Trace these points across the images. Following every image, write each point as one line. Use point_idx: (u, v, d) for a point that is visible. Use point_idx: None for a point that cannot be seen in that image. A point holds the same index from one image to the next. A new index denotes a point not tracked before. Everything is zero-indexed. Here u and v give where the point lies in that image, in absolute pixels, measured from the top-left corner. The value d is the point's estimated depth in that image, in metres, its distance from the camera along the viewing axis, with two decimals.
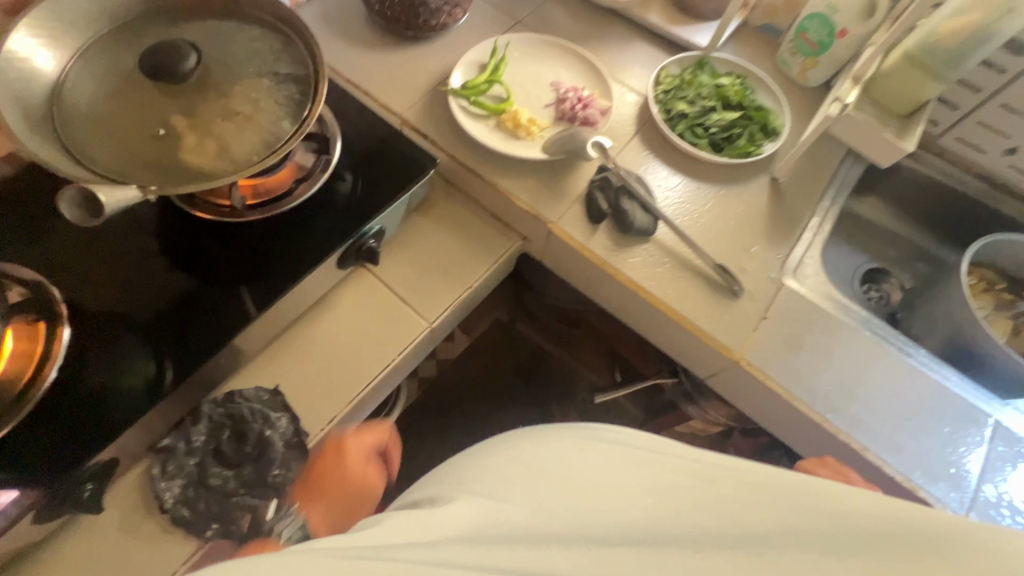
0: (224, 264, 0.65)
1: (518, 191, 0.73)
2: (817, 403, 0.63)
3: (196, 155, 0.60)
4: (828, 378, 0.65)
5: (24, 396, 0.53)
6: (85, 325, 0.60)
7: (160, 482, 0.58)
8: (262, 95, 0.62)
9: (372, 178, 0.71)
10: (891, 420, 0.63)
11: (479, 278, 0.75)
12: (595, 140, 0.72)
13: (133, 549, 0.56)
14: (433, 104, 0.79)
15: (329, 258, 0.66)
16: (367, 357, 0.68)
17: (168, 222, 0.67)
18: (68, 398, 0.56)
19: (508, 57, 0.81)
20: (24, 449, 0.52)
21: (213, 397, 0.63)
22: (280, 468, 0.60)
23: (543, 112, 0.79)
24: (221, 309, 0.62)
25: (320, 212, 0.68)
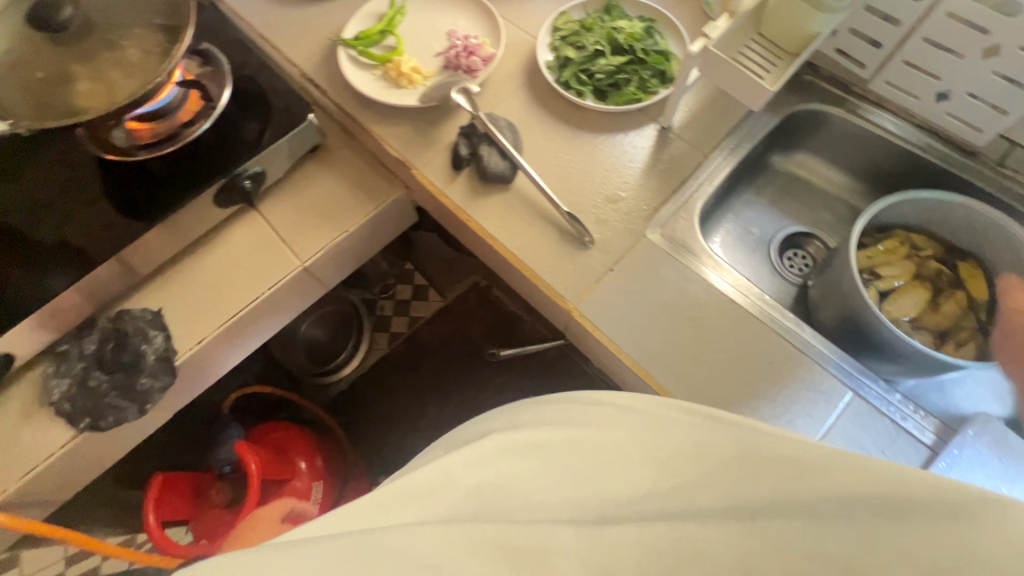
0: (116, 197, 0.73)
1: (390, 138, 0.75)
2: (642, 357, 0.61)
3: (81, 96, 0.68)
4: (664, 332, 0.62)
5: None
6: (2, 246, 0.70)
7: (52, 379, 0.69)
8: (147, 45, 0.70)
9: (254, 125, 0.76)
10: (726, 384, 0.60)
11: (357, 223, 0.78)
12: (461, 86, 0.72)
13: (26, 432, 0.67)
14: (329, 55, 0.82)
15: (204, 195, 0.72)
16: (242, 290, 0.75)
17: (79, 159, 0.76)
18: None
19: (407, 8, 0.82)
20: None
21: (109, 314, 0.73)
22: (148, 378, 0.69)
23: (431, 61, 0.79)
24: (105, 237, 0.70)
25: (201, 153, 0.74)
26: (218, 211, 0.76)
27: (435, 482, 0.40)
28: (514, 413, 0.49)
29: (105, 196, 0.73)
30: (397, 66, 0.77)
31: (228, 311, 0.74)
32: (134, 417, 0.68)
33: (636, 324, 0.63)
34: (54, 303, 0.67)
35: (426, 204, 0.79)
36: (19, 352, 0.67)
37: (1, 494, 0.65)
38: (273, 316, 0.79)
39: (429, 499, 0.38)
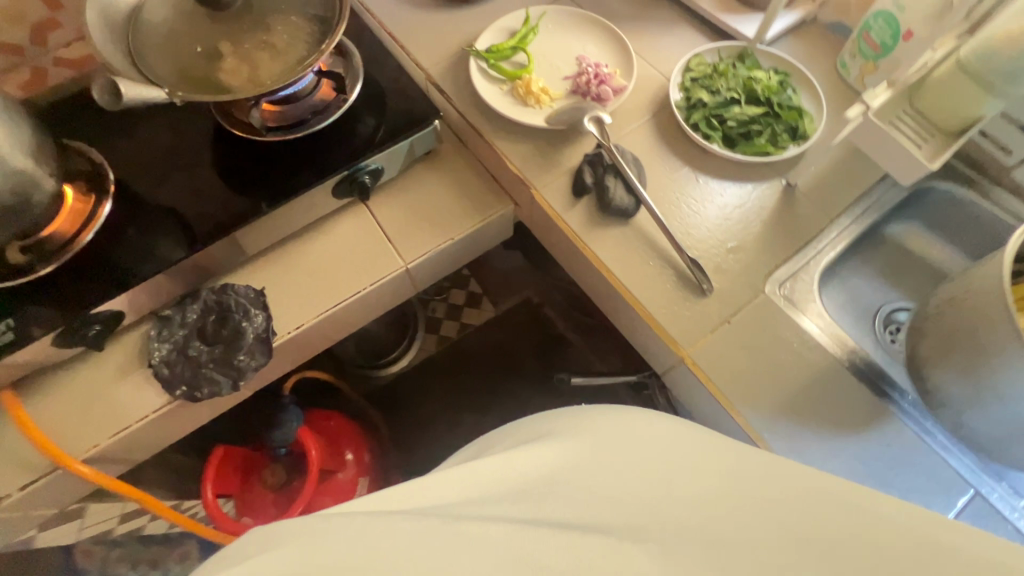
0: (239, 174, 0.74)
1: (512, 154, 0.75)
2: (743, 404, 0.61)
3: (228, 74, 0.69)
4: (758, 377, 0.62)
5: (65, 249, 0.67)
6: (128, 205, 0.72)
7: (153, 342, 0.70)
8: (294, 32, 0.71)
9: (380, 121, 0.77)
10: (811, 439, 0.59)
11: (462, 232, 0.78)
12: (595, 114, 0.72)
13: (122, 391, 0.68)
14: (457, 62, 0.82)
15: (325, 185, 0.73)
16: (344, 282, 0.75)
17: (207, 132, 0.78)
18: (92, 259, 0.68)
19: (539, 29, 0.83)
20: (56, 289, 0.66)
21: (213, 286, 0.74)
22: (245, 356, 0.69)
23: (559, 83, 0.79)
24: (227, 213, 0.71)
25: (326, 142, 0.75)
26: (332, 201, 0.77)
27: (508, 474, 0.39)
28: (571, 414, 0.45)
29: (230, 171, 0.74)
30: (528, 84, 0.77)
31: (328, 301, 0.74)
32: (226, 392, 0.69)
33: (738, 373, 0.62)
34: (170, 270, 0.68)
35: (533, 224, 0.79)
36: (130, 311, 0.69)
37: (92, 448, 0.66)
38: (366, 312, 0.79)
39: (502, 488, 0.37)
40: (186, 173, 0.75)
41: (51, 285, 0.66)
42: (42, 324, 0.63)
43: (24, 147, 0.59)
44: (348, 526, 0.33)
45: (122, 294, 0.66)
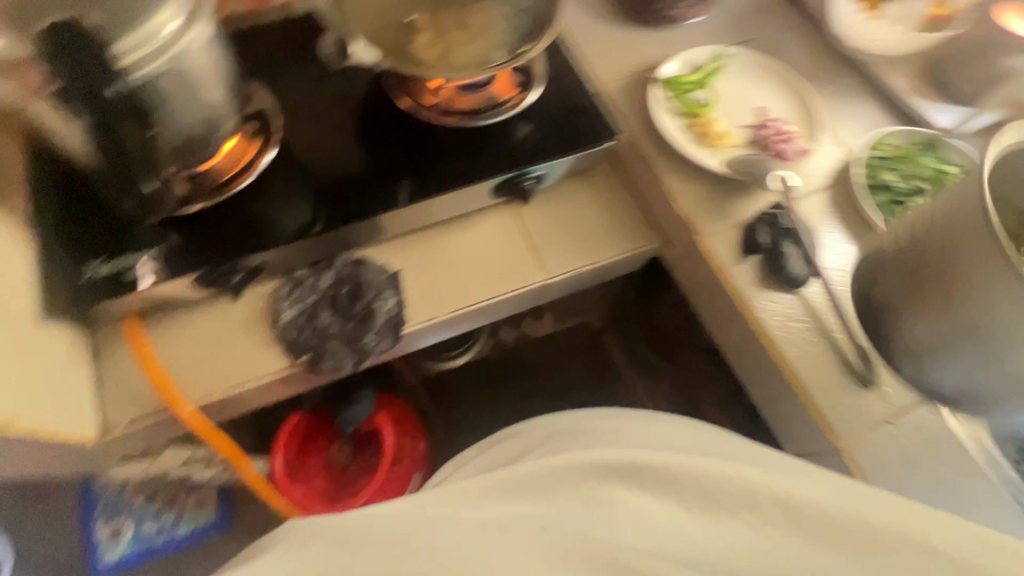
0: (402, 151, 0.72)
1: (681, 194, 0.72)
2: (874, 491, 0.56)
3: (423, 47, 0.66)
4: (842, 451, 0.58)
5: (221, 189, 0.66)
6: (289, 159, 0.70)
7: (282, 302, 0.67)
8: (497, 21, 0.69)
9: (551, 128, 0.74)
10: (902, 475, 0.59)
11: (606, 258, 0.75)
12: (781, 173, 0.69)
13: (243, 346, 0.65)
14: (635, 85, 0.80)
15: (488, 182, 0.71)
16: (481, 283, 0.72)
17: (375, 100, 0.75)
18: (245, 206, 0.66)
19: (724, 70, 0.80)
20: (206, 228, 0.64)
21: (348, 257, 0.71)
22: (373, 338, 0.67)
23: (738, 131, 0.76)
24: (386, 188, 0.69)
25: (494, 139, 0.73)
26: (485, 199, 0.74)
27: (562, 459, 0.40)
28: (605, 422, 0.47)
29: (394, 147, 0.72)
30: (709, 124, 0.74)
31: (461, 300, 0.71)
32: (347, 370, 0.66)
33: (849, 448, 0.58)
34: (321, 235, 0.67)
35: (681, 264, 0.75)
36: (271, 266, 0.67)
37: (205, 397, 0.63)
38: (490, 317, 0.76)
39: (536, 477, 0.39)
40: (348, 139, 0.73)
41: (202, 224, 0.64)
42: (191, 263, 0.62)
43: (222, 85, 0.57)
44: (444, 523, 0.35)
45: (271, 249, 0.64)
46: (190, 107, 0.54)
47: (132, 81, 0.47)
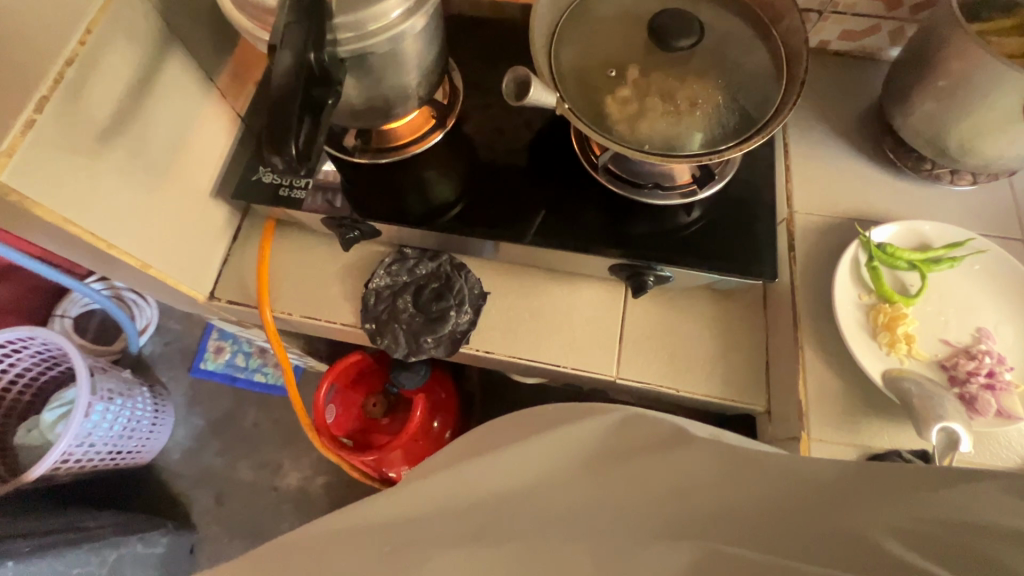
0: (551, 188, 0.71)
1: (812, 376, 0.60)
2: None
3: (616, 103, 0.63)
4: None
5: (385, 152, 0.72)
6: (452, 150, 0.74)
7: (380, 269, 0.71)
8: (707, 104, 0.62)
9: (706, 234, 0.67)
10: None
11: (691, 391, 0.66)
12: (951, 428, 0.51)
13: (334, 288, 0.72)
14: (834, 229, 0.67)
15: (611, 257, 0.66)
16: (552, 345, 0.69)
17: (554, 128, 0.75)
18: (397, 174, 0.72)
19: (961, 262, 0.63)
20: (357, 179, 0.71)
21: (454, 257, 0.73)
22: (432, 341, 0.68)
23: (932, 341, 0.60)
24: (516, 216, 0.69)
25: (643, 218, 0.68)
26: (603, 269, 0.70)
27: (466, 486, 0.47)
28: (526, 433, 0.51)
29: (545, 181, 0.72)
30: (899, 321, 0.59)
31: (524, 351, 0.69)
32: (397, 354, 0.69)
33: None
34: (437, 230, 0.69)
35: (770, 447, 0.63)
36: (387, 233, 0.71)
37: (286, 313, 0.71)
38: (548, 378, 0.73)
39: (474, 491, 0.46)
40: (511, 153, 0.74)
41: (356, 175, 0.71)
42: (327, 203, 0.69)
43: (420, 70, 0.61)
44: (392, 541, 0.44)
45: (394, 222, 0.68)
46: (385, 82, 0.59)
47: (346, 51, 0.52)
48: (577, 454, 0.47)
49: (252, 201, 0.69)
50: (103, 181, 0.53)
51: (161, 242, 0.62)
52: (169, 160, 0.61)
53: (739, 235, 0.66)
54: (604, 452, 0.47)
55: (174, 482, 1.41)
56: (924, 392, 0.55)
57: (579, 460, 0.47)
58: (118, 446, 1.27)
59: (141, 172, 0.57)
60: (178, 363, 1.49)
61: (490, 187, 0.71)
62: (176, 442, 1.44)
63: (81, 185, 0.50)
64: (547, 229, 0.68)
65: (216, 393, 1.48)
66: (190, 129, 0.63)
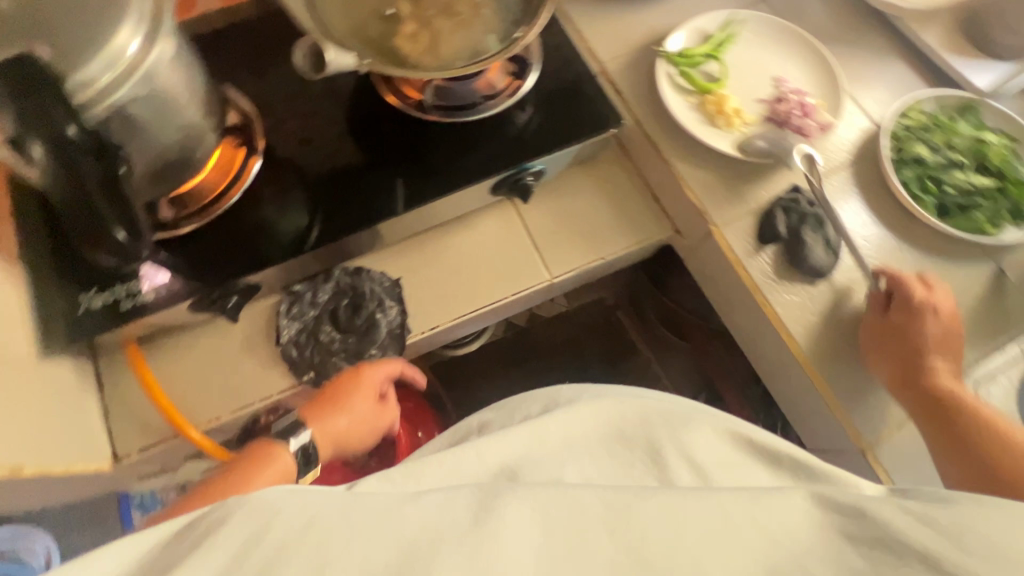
0: (396, 152, 0.69)
1: (692, 181, 0.68)
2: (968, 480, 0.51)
3: (407, 40, 0.62)
4: (951, 401, 0.55)
5: (210, 207, 0.63)
6: (277, 170, 0.68)
7: (282, 318, 0.65)
8: (485, 3, 0.64)
9: (549, 117, 0.70)
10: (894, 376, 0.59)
11: (613, 253, 0.71)
12: (804, 148, 0.65)
13: (247, 366, 0.64)
14: (639, 60, 0.74)
15: (486, 181, 0.67)
16: (483, 287, 0.69)
17: (362, 99, 0.72)
18: (237, 220, 0.64)
19: (737, 36, 0.74)
20: (198, 248, 0.62)
21: (346, 266, 0.69)
22: (378, 351, 0.65)
23: (752, 105, 0.71)
24: (382, 194, 0.67)
25: (491, 133, 0.69)
26: (485, 197, 0.71)
27: (505, 453, 0.43)
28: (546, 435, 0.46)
29: (385, 149, 0.69)
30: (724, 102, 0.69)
31: (465, 306, 0.68)
32: None
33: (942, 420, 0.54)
34: (315, 249, 0.64)
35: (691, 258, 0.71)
36: (265, 282, 0.64)
37: (213, 420, 0.63)
38: (498, 318, 0.74)
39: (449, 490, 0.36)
40: (337, 142, 0.70)
41: (195, 244, 0.62)
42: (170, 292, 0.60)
43: (199, 100, 0.54)
44: (407, 501, 0.34)
45: (267, 266, 0.62)
46: (170, 127, 0.51)
47: (99, 112, 0.44)
48: (602, 430, 0.47)
49: (95, 334, 0.58)
50: None
51: (19, 435, 0.50)
52: None
53: (575, 103, 0.70)
54: (637, 443, 0.45)
55: None
56: (771, 144, 0.67)
57: (605, 460, 0.44)
58: None
59: None
60: None
61: (338, 182, 0.67)
62: None
63: None
64: (416, 187, 0.67)
65: None
66: None
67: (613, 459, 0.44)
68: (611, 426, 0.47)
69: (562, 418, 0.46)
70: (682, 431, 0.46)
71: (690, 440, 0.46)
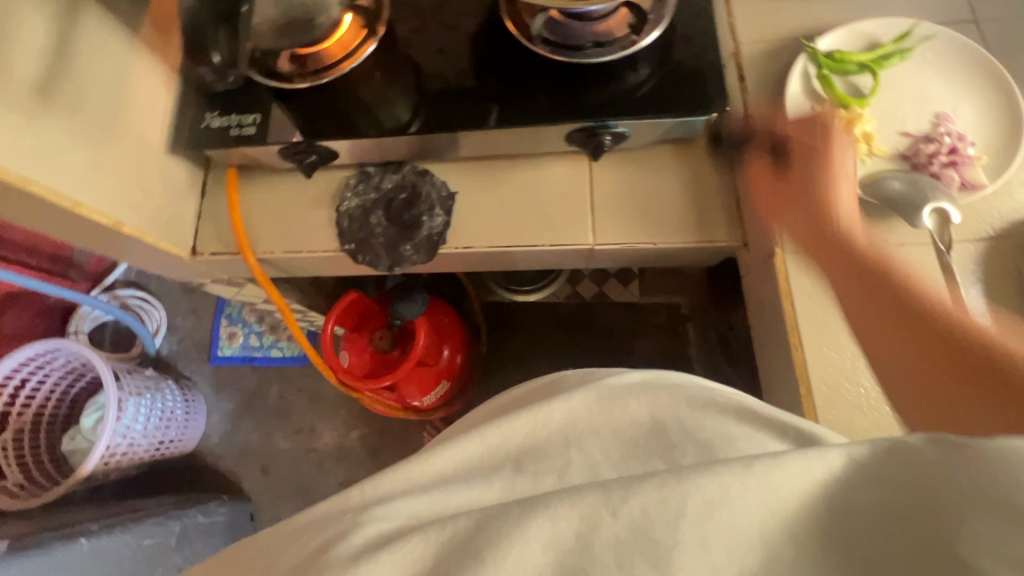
0: (495, 75, 0.70)
1: None
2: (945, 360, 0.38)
3: None
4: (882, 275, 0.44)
5: (316, 73, 0.69)
6: (390, 60, 0.74)
7: (347, 192, 0.73)
8: None
9: (657, 86, 0.67)
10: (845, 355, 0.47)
11: (668, 243, 0.68)
12: (943, 206, 0.54)
13: (308, 219, 0.73)
14: (781, 53, 0.67)
15: (565, 126, 0.67)
16: (526, 228, 0.70)
17: (489, 17, 0.74)
18: (340, 93, 0.71)
19: (913, 53, 0.62)
20: (299, 105, 0.71)
21: (416, 167, 0.74)
22: (412, 248, 0.70)
23: (893, 136, 0.60)
24: (466, 109, 0.69)
25: (590, 83, 0.68)
26: (562, 144, 0.70)
27: (509, 436, 0.45)
28: (540, 415, 0.45)
29: (487, 69, 0.71)
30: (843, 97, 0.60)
31: (502, 239, 0.70)
32: (381, 268, 0.71)
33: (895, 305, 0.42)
34: (387, 136, 0.69)
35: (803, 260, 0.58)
36: (344, 154, 0.72)
37: (269, 252, 0.73)
38: (532, 265, 0.75)
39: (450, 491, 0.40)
40: (450, 51, 0.73)
41: (302, 100, 0.70)
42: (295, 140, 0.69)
43: None
44: (402, 506, 0.39)
45: (344, 137, 0.68)
46: None
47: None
48: (611, 404, 0.45)
49: (204, 147, 0.69)
50: (54, 137, 0.54)
51: (128, 199, 0.63)
52: (110, 111, 0.61)
53: (686, 77, 0.66)
54: (645, 424, 0.43)
55: (218, 464, 1.48)
56: (908, 188, 0.57)
57: (610, 440, 0.42)
58: (160, 437, 1.34)
59: (85, 126, 0.58)
60: (198, 358, 1.57)
61: (436, 88, 0.71)
62: (211, 429, 1.50)
63: (22, 142, 0.51)
64: (498, 111, 0.68)
65: (238, 376, 1.55)
66: (127, 85, 0.63)
67: (617, 436, 0.42)
68: (605, 413, 0.44)
69: (558, 407, 0.45)
70: (712, 416, 0.42)
71: (704, 422, 0.42)
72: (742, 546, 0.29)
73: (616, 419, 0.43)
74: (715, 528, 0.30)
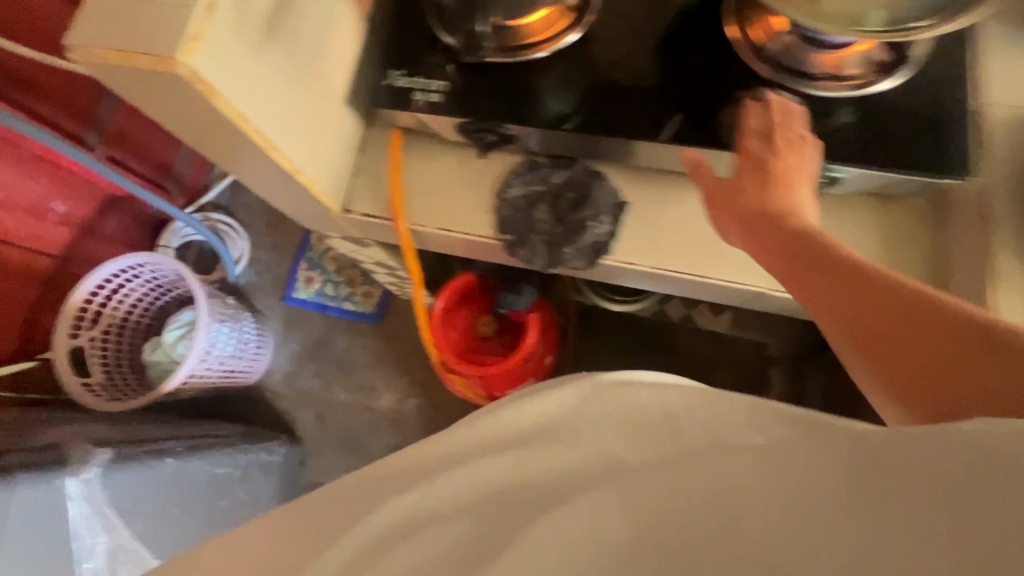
0: (686, 82, 0.65)
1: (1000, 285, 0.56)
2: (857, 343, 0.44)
3: None
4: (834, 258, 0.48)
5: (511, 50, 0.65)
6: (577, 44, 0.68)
7: (513, 178, 0.69)
8: None
9: (870, 135, 0.62)
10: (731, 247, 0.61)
11: None
12: None
13: (466, 198, 0.70)
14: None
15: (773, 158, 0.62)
16: (695, 255, 0.66)
17: (688, 14, 0.68)
18: (517, 72, 0.67)
19: None
20: (475, 78, 0.67)
21: (586, 165, 0.70)
22: (573, 252, 0.67)
23: None
24: (646, 114, 0.64)
25: (789, 115, 0.63)
26: None
27: (490, 427, 0.54)
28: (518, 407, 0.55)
29: (682, 74, 0.66)
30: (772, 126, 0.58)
31: (669, 262, 0.66)
32: (536, 265, 0.68)
33: (875, 328, 0.43)
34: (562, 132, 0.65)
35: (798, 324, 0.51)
36: (520, 139, 0.68)
37: (420, 225, 0.70)
38: (684, 291, 0.71)
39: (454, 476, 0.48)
40: (640, 43, 0.68)
41: (475, 76, 0.67)
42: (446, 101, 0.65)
43: None
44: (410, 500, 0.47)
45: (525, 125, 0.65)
46: None
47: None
48: (574, 401, 0.54)
49: (386, 106, 0.67)
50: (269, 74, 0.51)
51: (308, 146, 0.61)
52: (313, 54, 0.58)
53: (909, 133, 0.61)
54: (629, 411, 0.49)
55: (276, 401, 1.50)
56: None
57: (602, 421, 0.49)
58: (229, 365, 1.35)
59: (293, 66, 0.55)
60: (272, 294, 1.59)
61: (613, 81, 0.66)
62: (275, 366, 1.52)
63: (249, 77, 0.48)
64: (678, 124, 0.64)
65: (308, 321, 1.56)
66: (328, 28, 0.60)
67: (619, 431, 0.48)
68: (564, 414, 0.52)
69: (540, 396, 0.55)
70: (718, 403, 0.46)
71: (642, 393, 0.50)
72: (725, 540, 0.36)
73: (626, 406, 0.49)
74: (687, 519, 0.38)
